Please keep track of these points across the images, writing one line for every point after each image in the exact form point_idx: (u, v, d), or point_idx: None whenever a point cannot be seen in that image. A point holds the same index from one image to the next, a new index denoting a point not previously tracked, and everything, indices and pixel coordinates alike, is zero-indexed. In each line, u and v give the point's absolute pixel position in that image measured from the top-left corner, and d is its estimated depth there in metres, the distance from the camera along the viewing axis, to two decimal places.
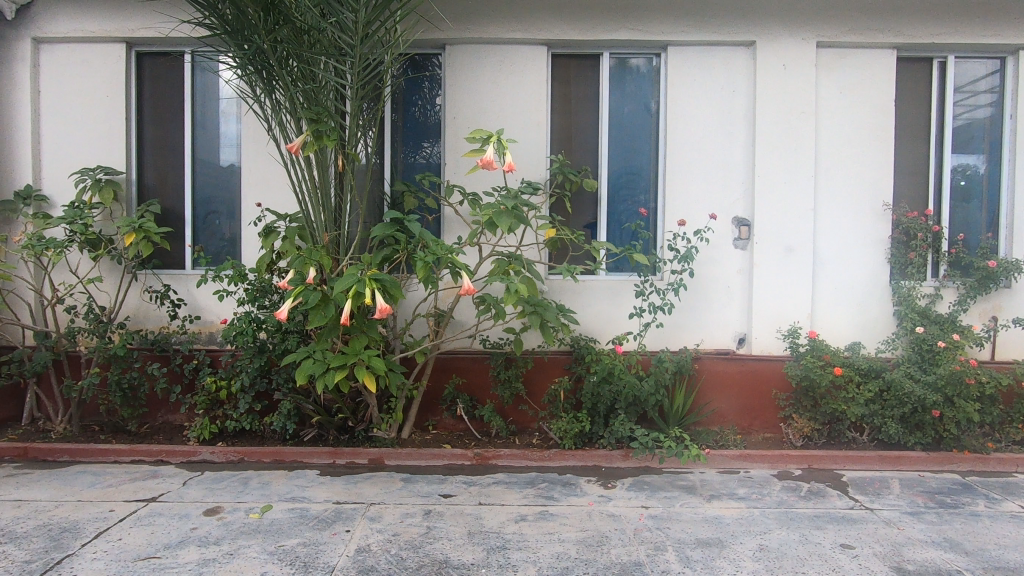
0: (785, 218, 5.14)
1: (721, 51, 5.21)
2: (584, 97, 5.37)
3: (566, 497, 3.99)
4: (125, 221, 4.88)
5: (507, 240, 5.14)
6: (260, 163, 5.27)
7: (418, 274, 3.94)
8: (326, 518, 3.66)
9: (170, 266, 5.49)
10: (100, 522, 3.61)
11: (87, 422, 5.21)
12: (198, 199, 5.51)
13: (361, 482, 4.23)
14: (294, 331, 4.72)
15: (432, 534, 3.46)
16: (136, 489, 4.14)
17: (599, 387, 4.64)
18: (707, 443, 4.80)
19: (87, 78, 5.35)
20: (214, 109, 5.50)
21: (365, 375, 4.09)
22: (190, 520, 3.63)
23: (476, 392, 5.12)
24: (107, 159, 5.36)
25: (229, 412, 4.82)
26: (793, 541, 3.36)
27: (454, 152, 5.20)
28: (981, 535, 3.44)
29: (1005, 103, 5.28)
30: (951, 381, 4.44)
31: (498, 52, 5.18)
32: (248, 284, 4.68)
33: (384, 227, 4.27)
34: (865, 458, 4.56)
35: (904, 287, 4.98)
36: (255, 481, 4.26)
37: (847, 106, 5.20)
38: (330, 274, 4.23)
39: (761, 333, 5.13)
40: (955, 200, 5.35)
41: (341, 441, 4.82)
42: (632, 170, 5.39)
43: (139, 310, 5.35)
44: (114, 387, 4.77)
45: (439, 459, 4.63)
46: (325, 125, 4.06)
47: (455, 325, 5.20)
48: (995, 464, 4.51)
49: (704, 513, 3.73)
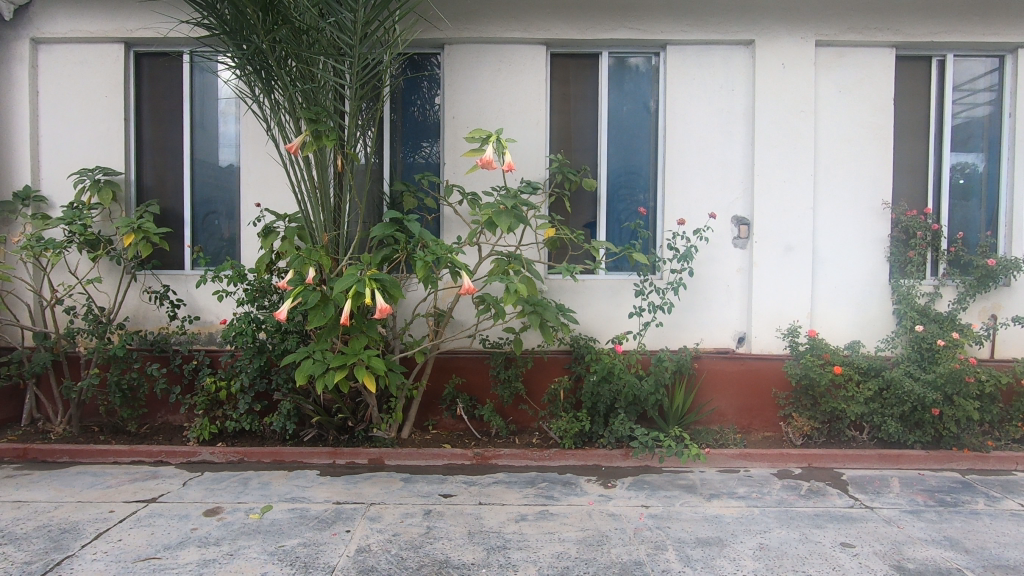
0: (785, 217, 5.14)
1: (720, 49, 5.21)
2: (583, 96, 5.37)
3: (565, 496, 4.00)
4: (124, 222, 4.88)
5: (507, 239, 5.14)
6: (259, 163, 5.26)
7: (418, 273, 3.94)
8: (326, 518, 3.66)
9: (169, 266, 5.49)
10: (100, 522, 3.61)
11: (87, 423, 5.21)
12: (197, 199, 5.51)
13: (361, 482, 4.23)
14: (294, 331, 4.71)
15: (432, 534, 3.46)
16: (136, 489, 4.14)
17: (599, 387, 4.63)
18: (706, 442, 4.80)
19: (85, 78, 5.34)
20: (213, 109, 5.50)
21: (365, 376, 4.09)
22: (190, 521, 3.63)
23: (476, 391, 5.12)
24: (106, 160, 5.36)
25: (229, 412, 4.82)
26: (793, 540, 3.36)
27: (453, 151, 5.19)
28: (981, 534, 3.44)
29: (1004, 101, 5.28)
30: (950, 379, 4.45)
31: (497, 51, 5.18)
32: (248, 284, 4.68)
33: (383, 227, 4.26)
34: (865, 457, 4.56)
35: (904, 286, 4.98)
36: (255, 482, 4.26)
37: (846, 104, 5.20)
38: (330, 274, 4.23)
39: (761, 332, 5.13)
40: (954, 198, 5.35)
41: (341, 442, 4.81)
42: (631, 169, 5.39)
43: (138, 310, 5.34)
44: (113, 388, 4.77)
45: (439, 459, 4.63)
46: (324, 125, 4.05)
47: (455, 325, 5.20)
48: (995, 462, 4.51)
49: (704, 512, 3.73)
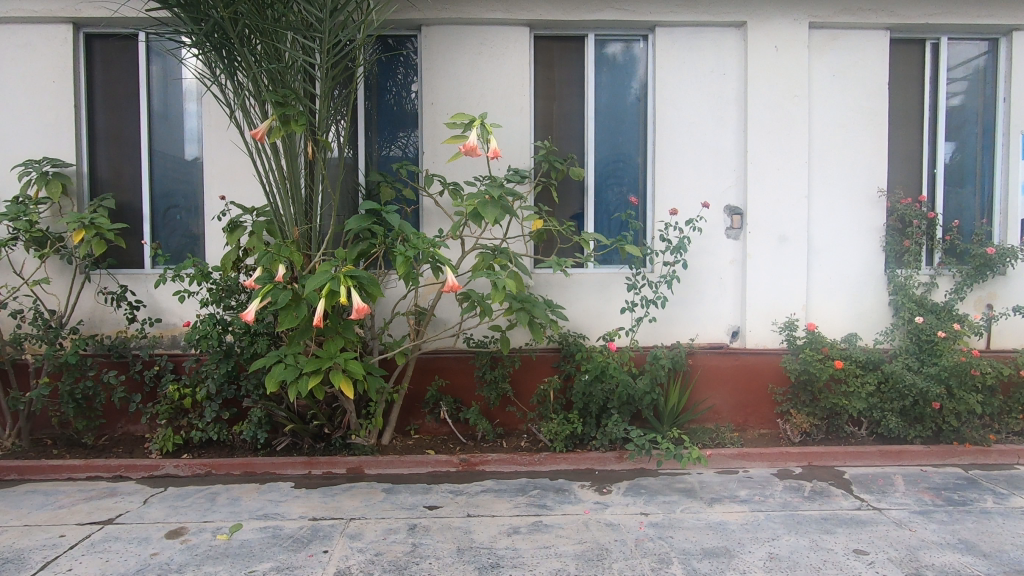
0: (780, 206, 4.95)
1: (711, 32, 4.98)
2: (569, 81, 5.11)
3: (559, 505, 3.75)
4: (73, 217, 4.50)
5: (492, 232, 4.84)
6: (223, 152, 4.89)
7: (397, 269, 3.65)
8: (302, 537, 3.36)
9: (127, 265, 5.09)
10: (47, 550, 3.26)
11: (38, 436, 4.80)
12: (157, 192, 5.12)
13: (339, 495, 3.94)
14: (264, 334, 4.39)
15: (418, 552, 3.18)
16: (91, 510, 3.78)
17: (591, 386, 4.41)
18: (702, 442, 4.62)
19: (30, 63, 4.91)
20: (174, 95, 5.10)
21: (341, 381, 3.80)
22: (150, 545, 3.30)
23: (460, 393, 4.85)
24: (54, 151, 4.94)
25: (194, 422, 4.48)
26: (804, 548, 3.17)
27: (432, 140, 4.90)
28: (995, 535, 3.29)
29: (998, 85, 5.15)
30: (954, 371, 4.32)
31: (478, 33, 4.88)
32: (212, 283, 4.36)
33: (359, 221, 3.92)
34: (866, 454, 4.40)
35: (900, 276, 4.87)
36: (224, 497, 3.93)
37: (840, 88, 5.01)
38: (301, 271, 3.91)
39: (756, 326, 4.96)
40: (949, 184, 5.22)
41: (317, 450, 4.51)
42: (620, 158, 5.15)
43: (93, 313, 4.94)
44: (66, 399, 4.41)
45: (422, 467, 4.35)
46: (292, 109, 3.73)
47: (436, 324, 4.91)
48: (997, 456, 4.40)
49: (708, 519, 3.52)
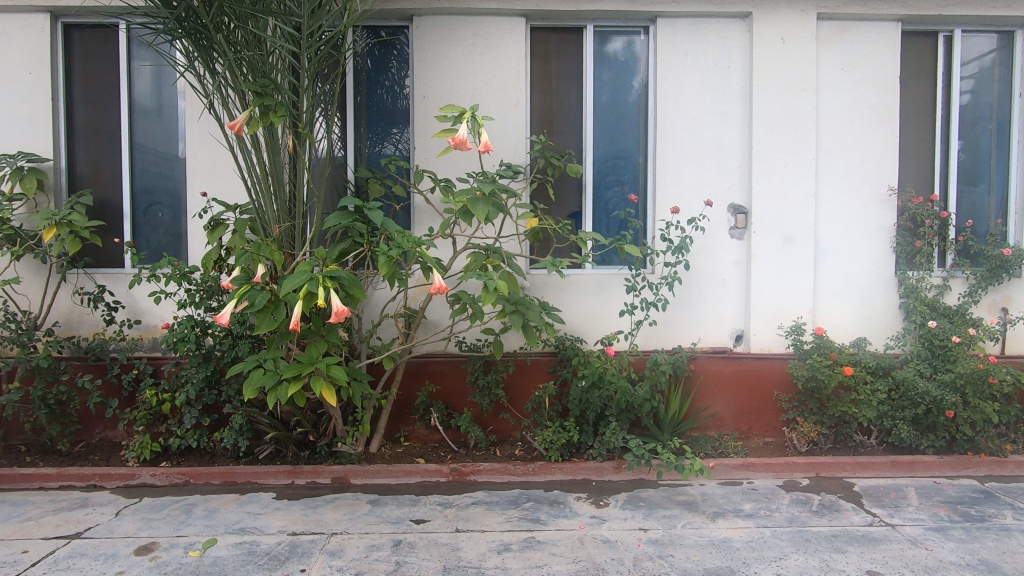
0: (786, 206, 4.75)
1: (715, 23, 4.77)
2: (567, 74, 4.91)
3: (553, 519, 3.55)
4: (46, 214, 4.30)
5: (485, 231, 4.65)
6: (205, 147, 4.69)
7: (381, 270, 3.43)
8: (279, 554, 3.16)
9: (106, 264, 4.89)
10: (7, 567, 3.06)
11: (11, 442, 4.60)
12: (137, 189, 4.92)
13: (322, 507, 3.73)
14: (246, 336, 4.22)
15: (401, 572, 2.98)
16: (59, 522, 3.58)
17: (588, 393, 4.20)
18: (705, 451, 4.41)
19: (4, 53, 4.71)
20: (155, 88, 4.90)
21: (323, 388, 3.58)
22: (117, 563, 3.10)
23: (452, 398, 4.64)
24: (30, 145, 4.74)
25: (172, 428, 4.28)
26: (813, 569, 2.97)
27: (423, 134, 4.69)
28: (1017, 555, 3.09)
29: (1013, 80, 4.95)
30: (970, 379, 4.10)
31: (472, 23, 4.68)
32: (191, 284, 4.17)
33: (338, 217, 3.71)
34: (877, 465, 4.20)
35: (911, 279, 4.67)
36: (200, 509, 3.73)
37: (849, 81, 4.81)
38: (282, 271, 3.70)
39: (761, 329, 4.75)
40: (962, 183, 5.01)
41: (301, 459, 4.30)
42: (619, 154, 4.94)
43: (70, 315, 4.73)
44: (38, 404, 4.21)
45: (410, 477, 4.15)
46: (272, 99, 3.52)
47: (427, 326, 4.71)
48: (1013, 468, 4.20)
49: (710, 535, 3.32)
